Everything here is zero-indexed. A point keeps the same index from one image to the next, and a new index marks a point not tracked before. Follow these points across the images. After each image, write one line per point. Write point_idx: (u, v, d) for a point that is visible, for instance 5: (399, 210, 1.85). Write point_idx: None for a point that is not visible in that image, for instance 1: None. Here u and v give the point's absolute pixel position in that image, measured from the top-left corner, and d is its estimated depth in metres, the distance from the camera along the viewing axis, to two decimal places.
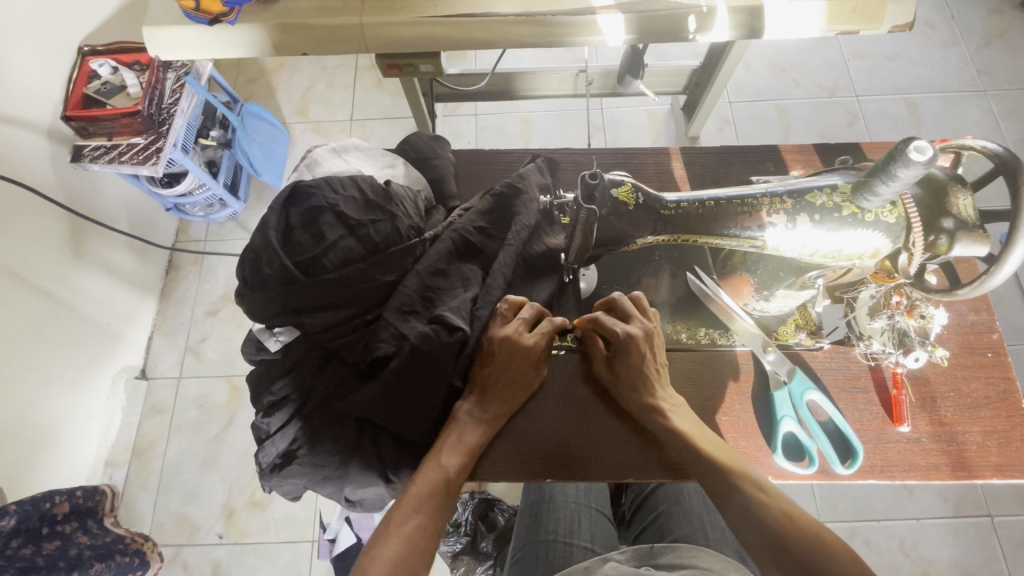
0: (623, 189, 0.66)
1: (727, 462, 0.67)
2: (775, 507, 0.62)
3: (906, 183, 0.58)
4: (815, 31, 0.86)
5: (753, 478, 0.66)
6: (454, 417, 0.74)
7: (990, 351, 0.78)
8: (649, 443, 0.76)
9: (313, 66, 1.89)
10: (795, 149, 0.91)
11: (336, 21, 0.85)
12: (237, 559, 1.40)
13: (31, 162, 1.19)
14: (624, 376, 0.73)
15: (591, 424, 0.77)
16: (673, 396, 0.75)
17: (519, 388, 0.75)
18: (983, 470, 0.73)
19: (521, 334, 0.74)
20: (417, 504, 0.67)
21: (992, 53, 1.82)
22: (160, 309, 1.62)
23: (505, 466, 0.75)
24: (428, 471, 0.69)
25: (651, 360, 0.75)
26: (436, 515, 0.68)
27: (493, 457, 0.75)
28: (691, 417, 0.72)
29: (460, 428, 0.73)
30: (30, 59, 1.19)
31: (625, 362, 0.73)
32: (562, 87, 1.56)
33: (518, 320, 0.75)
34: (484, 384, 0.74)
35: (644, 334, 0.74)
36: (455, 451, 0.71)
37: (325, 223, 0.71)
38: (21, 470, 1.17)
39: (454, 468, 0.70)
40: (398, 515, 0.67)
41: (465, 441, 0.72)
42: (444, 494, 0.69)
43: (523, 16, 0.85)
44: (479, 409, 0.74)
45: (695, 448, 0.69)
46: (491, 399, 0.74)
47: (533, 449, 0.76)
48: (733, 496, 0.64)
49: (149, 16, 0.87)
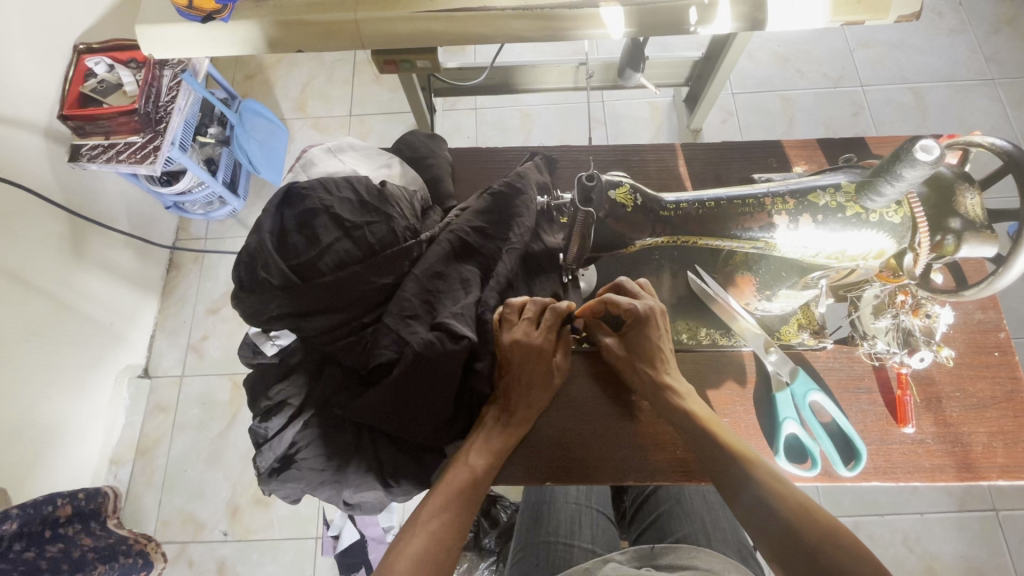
0: (620, 190, 0.64)
1: (742, 451, 0.66)
2: (788, 498, 0.61)
3: (912, 183, 0.57)
4: (820, 22, 0.84)
5: (766, 470, 0.64)
6: (482, 421, 0.74)
7: (997, 350, 0.77)
8: (665, 443, 0.75)
9: (311, 62, 1.87)
10: (799, 144, 0.89)
11: (331, 16, 0.84)
12: (242, 555, 1.40)
13: (29, 163, 1.18)
14: (638, 351, 0.73)
15: (615, 424, 0.76)
16: (681, 385, 0.73)
17: (541, 393, 0.74)
18: (989, 471, 0.72)
19: (529, 333, 0.73)
20: (443, 503, 0.66)
21: (1000, 40, 1.79)
22: (161, 308, 1.62)
23: (531, 465, 0.74)
24: (457, 471, 0.69)
25: (661, 339, 0.74)
26: (464, 514, 0.67)
27: (519, 458, 0.75)
28: (699, 403, 0.71)
29: (487, 430, 0.73)
30: (25, 58, 1.18)
31: (639, 333, 0.73)
32: (563, 80, 1.53)
33: (526, 321, 0.74)
34: (506, 395, 0.73)
35: (659, 309, 0.75)
36: (482, 452, 0.71)
37: (320, 225, 0.69)
38: (26, 471, 1.17)
39: (481, 469, 0.70)
40: (425, 513, 0.66)
41: (491, 444, 0.71)
42: (471, 494, 0.68)
43: (520, 9, 0.83)
44: (505, 416, 0.73)
45: (710, 433, 0.67)
46: (515, 405, 0.73)
47: (556, 447, 0.75)
48: (745, 485, 0.63)
49: (142, 14, 0.86)
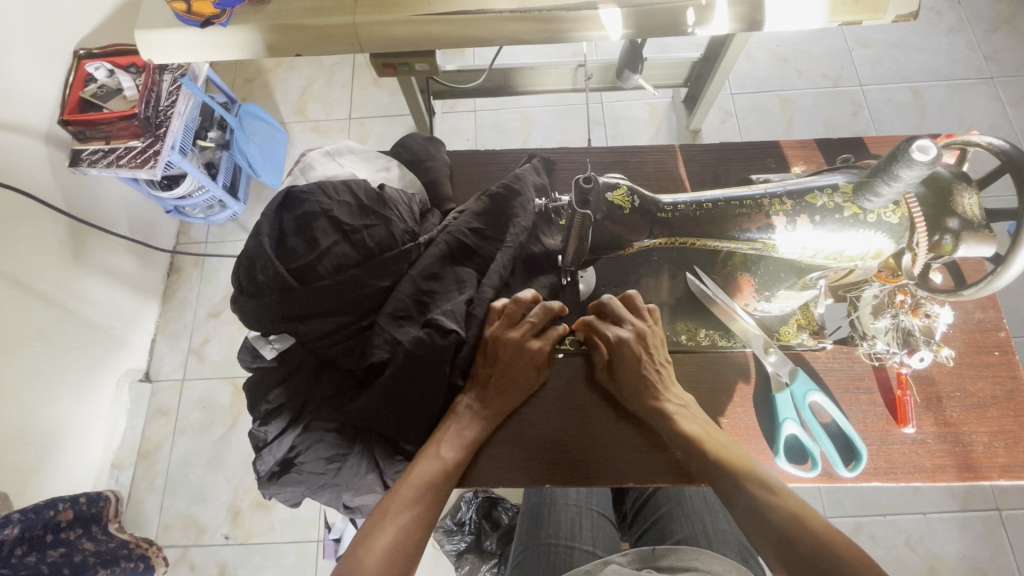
0: (618, 193, 0.65)
1: (722, 454, 0.67)
2: (783, 509, 0.61)
3: (909, 183, 0.57)
4: (818, 23, 0.84)
5: (764, 481, 0.64)
6: (454, 410, 0.73)
7: (996, 349, 0.77)
8: (659, 442, 0.75)
9: (311, 65, 1.87)
10: (797, 144, 0.89)
11: (330, 20, 0.84)
12: (244, 559, 1.40)
13: (30, 168, 1.18)
14: (628, 382, 0.73)
15: (593, 423, 0.76)
16: (682, 395, 0.74)
17: (518, 389, 0.74)
18: (990, 471, 0.72)
19: (528, 339, 0.73)
20: (414, 496, 0.66)
21: (1000, 39, 1.78)
22: (161, 312, 1.62)
23: (511, 459, 0.74)
24: (427, 462, 0.68)
25: (649, 360, 0.73)
26: (433, 507, 0.67)
27: (499, 454, 0.75)
28: (700, 418, 0.71)
29: (460, 419, 0.72)
30: (26, 64, 1.18)
31: (624, 369, 0.72)
32: (561, 82, 1.53)
33: (527, 322, 0.74)
34: (485, 381, 0.74)
35: (637, 337, 0.73)
36: (453, 444, 0.70)
37: (318, 229, 0.69)
38: (27, 476, 1.17)
39: (452, 461, 0.69)
40: (395, 505, 0.65)
41: (464, 434, 0.71)
42: (441, 486, 0.68)
43: (519, 12, 0.83)
44: (479, 404, 0.73)
45: (704, 452, 0.67)
46: (491, 396, 0.73)
47: (538, 442, 0.75)
48: (739, 489, 0.64)
49: (142, 20, 0.86)
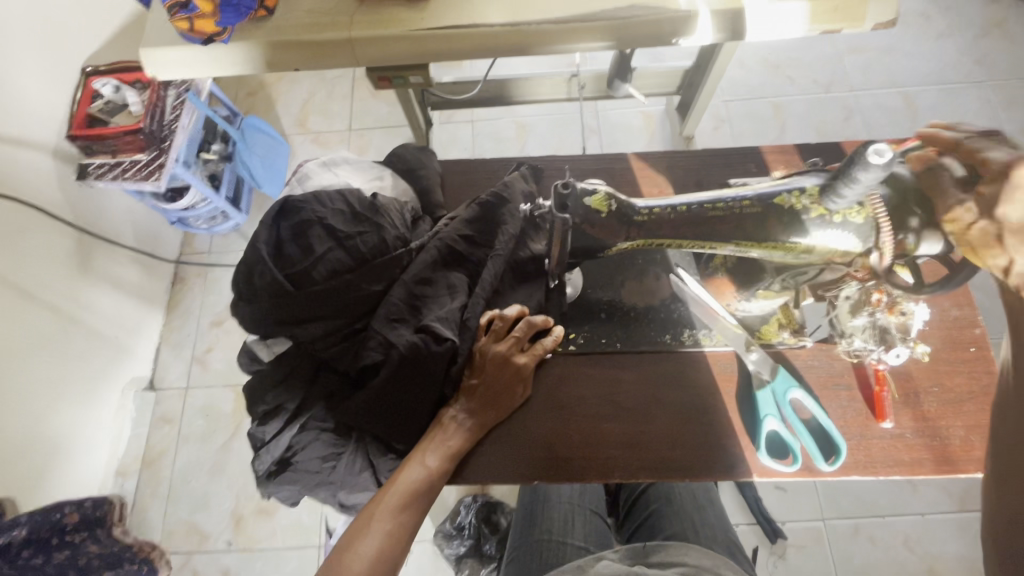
0: (597, 198, 0.67)
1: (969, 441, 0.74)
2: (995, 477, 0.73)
3: (869, 185, 0.60)
4: (798, 31, 0.88)
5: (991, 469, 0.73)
6: (440, 422, 0.74)
7: (973, 345, 0.79)
8: (645, 460, 0.76)
9: (312, 78, 1.92)
10: (777, 149, 0.92)
11: (326, 35, 0.87)
12: (247, 565, 1.42)
13: (38, 182, 1.22)
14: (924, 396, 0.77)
15: (578, 431, 0.78)
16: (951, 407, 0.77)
17: (502, 402, 0.76)
18: (967, 465, 0.73)
19: (514, 353, 0.76)
20: (401, 504, 0.68)
21: (990, 43, 1.81)
22: (166, 321, 1.66)
23: (495, 467, 0.76)
24: (412, 470, 0.70)
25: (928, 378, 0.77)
26: (417, 515, 0.69)
27: (484, 464, 0.76)
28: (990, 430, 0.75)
29: (446, 430, 0.73)
30: (36, 81, 1.23)
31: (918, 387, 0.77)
32: (555, 92, 1.57)
33: (511, 338, 0.77)
34: (470, 395, 0.75)
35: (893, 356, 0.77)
36: (438, 453, 0.72)
37: (314, 235, 0.74)
38: (34, 481, 1.20)
39: (435, 471, 0.71)
40: (381, 511, 0.67)
41: (448, 445, 0.73)
42: (425, 494, 0.70)
43: (508, 25, 0.86)
44: (465, 415, 0.74)
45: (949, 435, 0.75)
46: (476, 408, 0.75)
47: (524, 450, 0.77)
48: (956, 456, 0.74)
49: (147, 37, 0.90)
